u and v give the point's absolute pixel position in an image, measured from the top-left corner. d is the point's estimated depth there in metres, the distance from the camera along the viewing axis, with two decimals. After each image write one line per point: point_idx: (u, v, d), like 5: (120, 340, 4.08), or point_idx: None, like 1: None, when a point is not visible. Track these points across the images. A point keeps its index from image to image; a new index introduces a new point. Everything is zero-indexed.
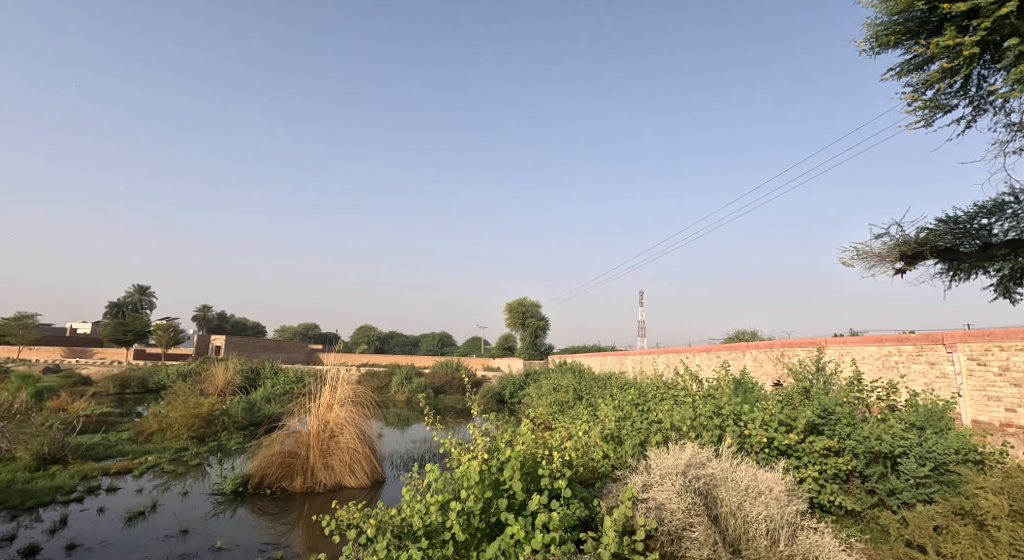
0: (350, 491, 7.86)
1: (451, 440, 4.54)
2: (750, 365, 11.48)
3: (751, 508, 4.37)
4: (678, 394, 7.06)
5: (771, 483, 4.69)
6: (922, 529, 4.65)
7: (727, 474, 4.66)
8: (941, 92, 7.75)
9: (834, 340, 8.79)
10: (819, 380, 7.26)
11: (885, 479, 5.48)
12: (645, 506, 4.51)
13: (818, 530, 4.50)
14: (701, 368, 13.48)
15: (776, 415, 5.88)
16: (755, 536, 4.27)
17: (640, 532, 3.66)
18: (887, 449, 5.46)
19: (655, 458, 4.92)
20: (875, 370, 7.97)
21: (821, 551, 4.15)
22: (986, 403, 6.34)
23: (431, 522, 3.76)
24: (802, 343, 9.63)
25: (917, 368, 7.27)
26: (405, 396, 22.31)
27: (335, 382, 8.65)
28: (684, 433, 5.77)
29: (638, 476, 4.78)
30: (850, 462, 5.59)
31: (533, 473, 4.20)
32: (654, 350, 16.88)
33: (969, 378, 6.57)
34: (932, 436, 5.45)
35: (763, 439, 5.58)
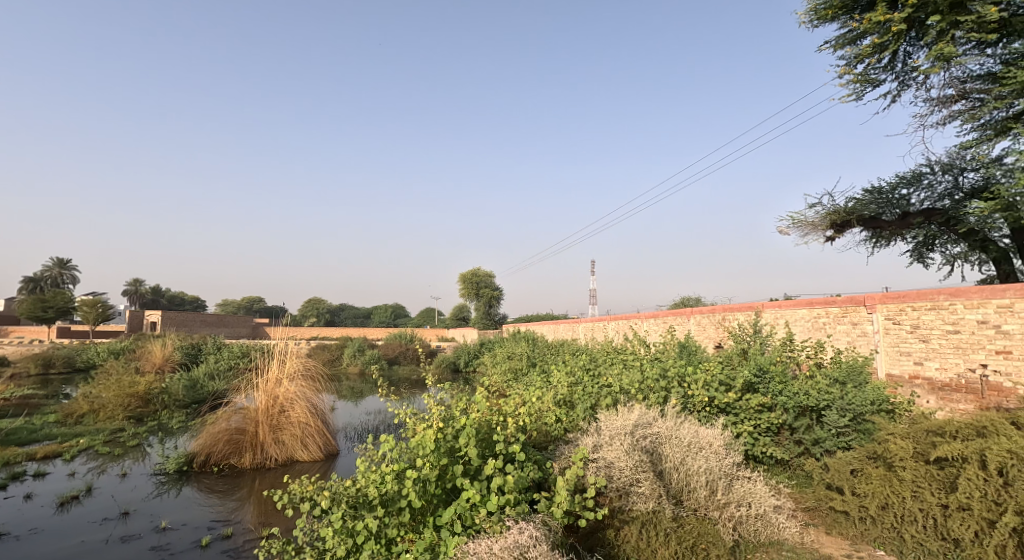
0: (303, 465, 7.80)
1: (406, 411, 4.54)
2: (694, 330, 12.05)
3: (693, 462, 4.67)
4: (628, 359, 7.40)
5: (711, 438, 5.00)
6: (841, 473, 5.12)
7: (672, 432, 4.92)
8: (871, 67, 8.18)
9: (770, 304, 9.37)
10: (756, 341, 7.77)
11: (811, 430, 5.97)
12: (595, 466, 4.72)
13: (752, 479, 4.87)
14: (650, 332, 14.10)
15: (717, 376, 6.28)
16: (695, 487, 4.61)
17: (591, 490, 3.81)
18: (813, 403, 5.91)
19: (605, 420, 5.15)
20: (806, 331, 8.57)
21: (753, 497, 4.55)
22: (898, 358, 6.99)
23: (387, 491, 3.76)
24: (741, 308, 10.23)
25: (841, 328, 7.89)
26: (358, 367, 22.19)
27: (283, 356, 8.49)
28: (633, 396, 6.05)
29: (589, 437, 5.00)
30: (781, 416, 6.05)
31: (488, 439, 4.33)
32: (604, 318, 17.46)
33: (885, 335, 7.18)
34: (852, 389, 5.97)
35: (704, 399, 5.94)
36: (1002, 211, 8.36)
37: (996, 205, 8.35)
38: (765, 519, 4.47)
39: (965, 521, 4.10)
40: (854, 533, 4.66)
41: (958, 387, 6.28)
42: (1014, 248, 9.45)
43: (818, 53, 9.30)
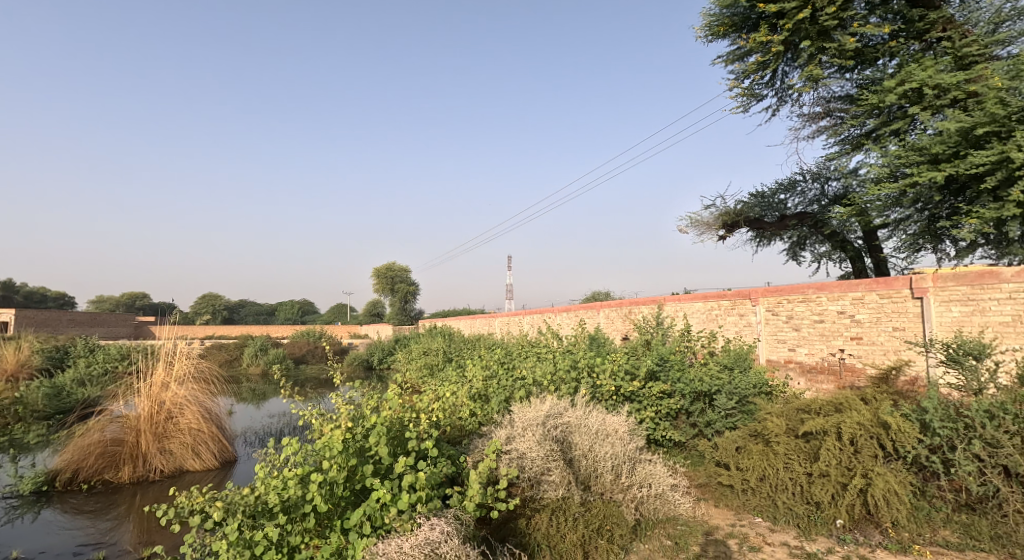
0: (194, 475, 7.26)
1: (311, 412, 4.37)
2: (604, 323, 12.61)
3: (600, 448, 4.89)
4: (541, 352, 7.60)
5: (617, 425, 5.27)
6: (728, 450, 5.64)
7: (582, 421, 5.13)
8: (756, 83, 8.97)
9: (671, 298, 10.03)
10: (658, 333, 8.28)
11: (704, 413, 6.48)
12: (508, 457, 4.81)
13: (653, 461, 5.20)
14: (562, 326, 14.57)
15: (623, 366, 6.63)
16: (602, 472, 4.82)
17: (503, 481, 3.89)
18: (706, 388, 6.41)
19: (518, 412, 5.28)
20: (702, 322, 9.27)
21: (653, 478, 4.86)
22: (776, 345, 7.80)
23: (290, 497, 3.59)
24: (645, 301, 10.85)
25: (731, 319, 8.62)
26: (261, 368, 20.86)
27: (170, 358, 7.73)
28: (545, 388, 6.22)
29: (502, 430, 5.11)
30: (678, 401, 6.51)
31: (400, 437, 4.27)
32: (520, 312, 17.77)
33: (766, 325, 7.97)
34: (738, 375, 6.56)
35: (611, 388, 6.25)
36: (854, 215, 9.90)
37: (851, 212, 9.88)
38: (663, 498, 4.80)
39: (826, 486, 4.72)
40: (738, 504, 5.14)
41: (823, 369, 7.13)
42: (865, 248, 10.88)
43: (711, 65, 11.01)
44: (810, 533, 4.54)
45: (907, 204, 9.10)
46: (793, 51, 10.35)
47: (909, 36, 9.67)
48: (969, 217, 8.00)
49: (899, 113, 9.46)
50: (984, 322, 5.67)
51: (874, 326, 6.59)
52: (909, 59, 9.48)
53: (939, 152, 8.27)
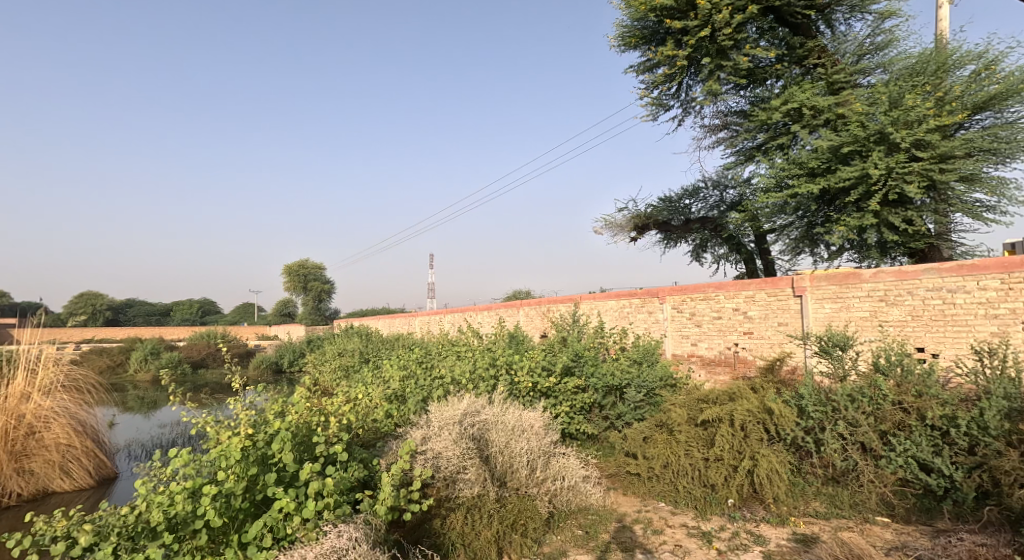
0: (61, 497, 6.51)
1: (205, 419, 4.03)
2: (523, 321, 12.77)
3: (516, 444, 4.90)
4: (461, 350, 7.54)
5: (533, 421, 5.32)
6: (635, 441, 5.93)
7: (498, 418, 5.13)
8: (664, 93, 9.46)
9: (587, 296, 10.35)
10: (574, 330, 8.50)
11: (615, 406, 6.74)
12: (423, 457, 4.73)
13: (567, 454, 5.32)
14: (482, 325, 14.59)
15: (540, 362, 6.72)
16: (518, 468, 4.81)
17: (418, 482, 3.78)
18: (617, 382, 6.68)
19: (435, 411, 5.20)
20: (615, 319, 9.66)
21: (567, 471, 4.96)
22: (681, 340, 8.29)
23: (178, 513, 3.27)
24: (562, 300, 11.11)
25: (642, 316, 9.04)
26: (152, 374, 19.00)
27: (33, 366, 6.69)
28: (462, 387, 6.16)
29: (418, 430, 5.01)
30: (591, 395, 6.72)
31: (307, 442, 4.04)
32: (440, 311, 17.57)
33: (672, 321, 8.45)
34: (646, 369, 6.89)
35: (528, 384, 6.31)
36: (748, 220, 10.77)
37: (744, 217, 10.71)
38: (575, 489, 4.92)
39: (720, 469, 5.09)
40: (644, 490, 5.41)
41: (721, 361, 7.67)
42: (757, 251, 11.89)
43: (623, 74, 11.47)
44: (706, 514, 4.84)
45: (790, 212, 10.01)
46: (696, 66, 11.07)
47: (790, 61, 10.69)
48: (838, 225, 9.04)
49: (784, 129, 10.39)
50: (849, 317, 6.38)
51: (764, 321, 7.17)
52: (791, 82, 10.47)
53: (816, 166, 9.25)
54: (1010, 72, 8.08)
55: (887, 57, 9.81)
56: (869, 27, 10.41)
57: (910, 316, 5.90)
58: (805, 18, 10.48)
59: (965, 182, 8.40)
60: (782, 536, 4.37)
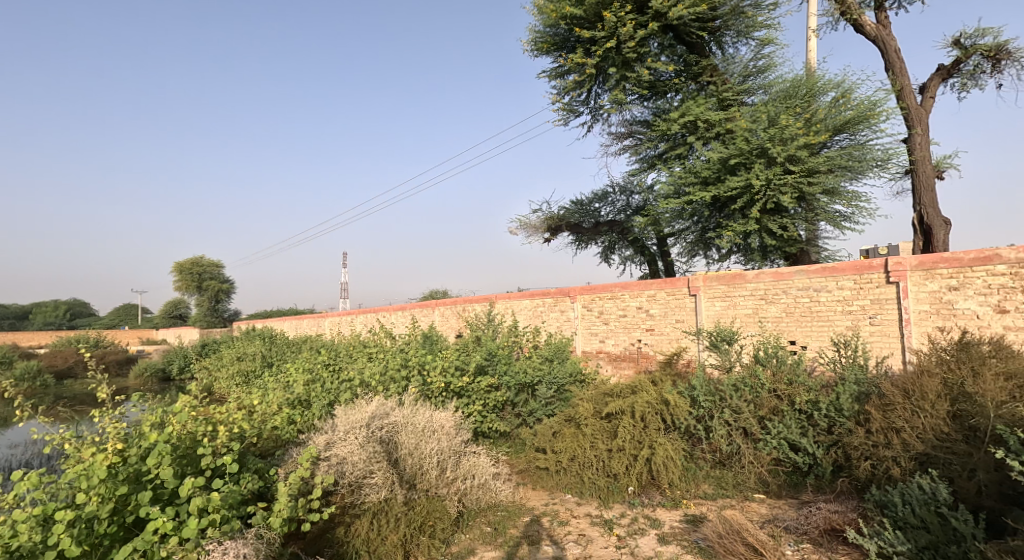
0: None
1: (66, 436, 3.66)
2: (438, 321, 12.71)
3: (426, 445, 4.89)
4: (373, 352, 7.39)
5: (444, 421, 5.35)
6: (545, 436, 6.16)
7: (408, 419, 5.09)
8: (574, 100, 9.84)
9: (501, 296, 10.53)
10: (489, 329, 8.62)
11: (528, 402, 6.94)
12: (327, 463, 4.62)
13: (478, 453, 5.41)
14: (396, 325, 14.32)
15: (453, 362, 6.75)
16: (427, 469, 4.81)
17: (316, 490, 3.68)
18: (529, 380, 6.89)
19: (341, 415, 5.08)
20: (529, 318, 9.93)
21: (477, 469, 5.05)
22: (590, 337, 8.72)
23: (27, 544, 2.92)
24: (478, 299, 11.21)
25: (554, 315, 9.38)
26: (8, 387, 16.66)
27: None
28: (374, 389, 6.04)
29: (321, 436, 4.87)
30: (504, 393, 6.86)
31: (191, 455, 3.79)
32: (351, 311, 17.03)
33: (582, 320, 8.85)
34: (556, 366, 7.16)
35: (441, 384, 6.31)
36: (651, 224, 11.44)
37: (647, 221, 11.41)
38: (485, 487, 5.02)
39: (622, 459, 5.42)
40: (552, 484, 5.64)
41: (625, 357, 8.15)
42: (659, 253, 12.69)
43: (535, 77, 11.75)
44: (609, 502, 5.15)
45: (686, 217, 10.82)
46: (604, 76, 11.62)
47: (687, 77, 11.51)
48: (726, 230, 9.87)
49: (681, 140, 11.19)
50: (735, 314, 7.05)
51: (664, 318, 7.72)
52: (688, 96, 11.29)
53: (708, 176, 10.07)
54: (861, 100, 9.30)
55: (766, 80, 10.86)
56: (753, 52, 11.48)
57: (784, 313, 6.63)
58: (699, 38, 11.34)
59: (828, 194, 9.54)
60: (674, 518, 4.75)
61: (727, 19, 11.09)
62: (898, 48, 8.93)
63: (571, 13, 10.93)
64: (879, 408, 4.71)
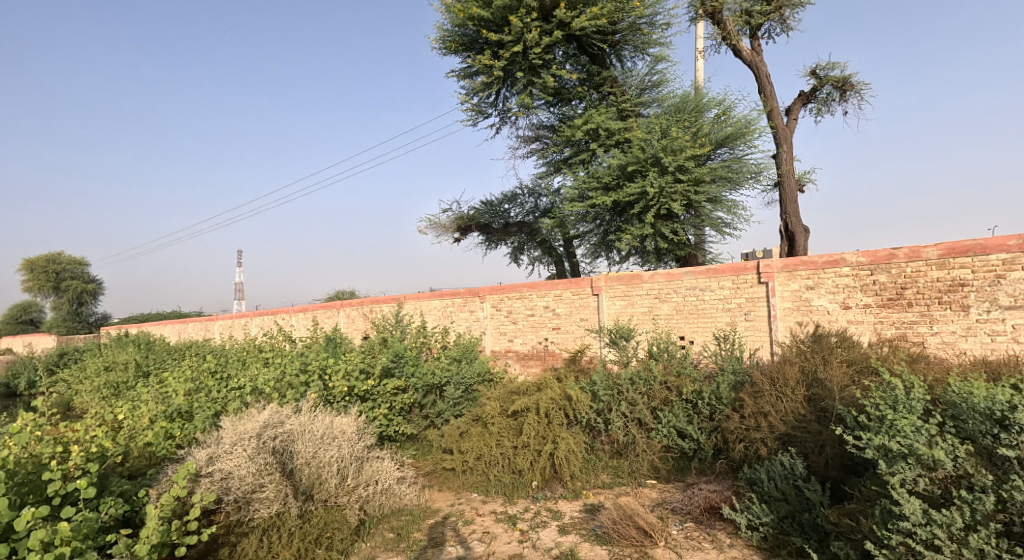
0: None
1: None
2: (342, 323, 12.26)
3: (325, 453, 4.73)
4: (270, 356, 6.98)
5: (345, 426, 5.18)
6: (452, 436, 6.19)
7: (305, 427, 4.87)
8: (483, 101, 9.94)
9: (411, 296, 10.42)
10: (396, 331, 8.48)
11: (436, 404, 6.93)
12: (210, 480, 4.40)
13: (382, 458, 5.31)
14: (296, 328, 13.60)
15: (357, 365, 6.55)
16: (326, 478, 4.66)
17: (193, 510, 3.40)
18: (437, 381, 6.88)
19: (228, 426, 4.78)
20: (439, 318, 9.94)
21: (380, 475, 4.97)
22: (499, 337, 8.89)
23: None
24: (385, 300, 10.96)
25: (463, 315, 9.45)
26: None
27: None
28: (270, 397, 5.72)
29: (203, 451, 4.61)
30: (412, 395, 6.79)
31: (36, 483, 3.34)
32: (245, 314, 15.92)
33: (492, 319, 8.99)
34: (464, 366, 7.22)
35: (343, 389, 6.10)
36: (557, 226, 11.98)
37: (554, 223, 11.84)
38: (388, 493, 4.95)
39: (527, 455, 5.59)
40: (458, 483, 5.68)
41: (533, 355, 8.41)
42: (565, 254, 13.17)
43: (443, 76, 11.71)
44: (513, 498, 5.29)
45: (590, 220, 11.37)
46: (511, 79, 11.85)
47: (590, 86, 12.03)
48: (625, 234, 10.45)
49: (585, 146, 11.68)
50: (633, 312, 7.51)
51: (569, 317, 8.05)
52: (591, 105, 11.82)
53: (609, 181, 10.63)
54: (739, 118, 10.27)
55: (659, 94, 11.61)
56: (648, 67, 12.26)
57: (674, 311, 7.18)
58: (601, 50, 11.91)
59: (713, 202, 10.44)
60: (574, 508, 4.98)
61: (625, 34, 11.73)
62: (769, 74, 10.00)
63: (479, 14, 11.05)
64: (751, 394, 5.26)
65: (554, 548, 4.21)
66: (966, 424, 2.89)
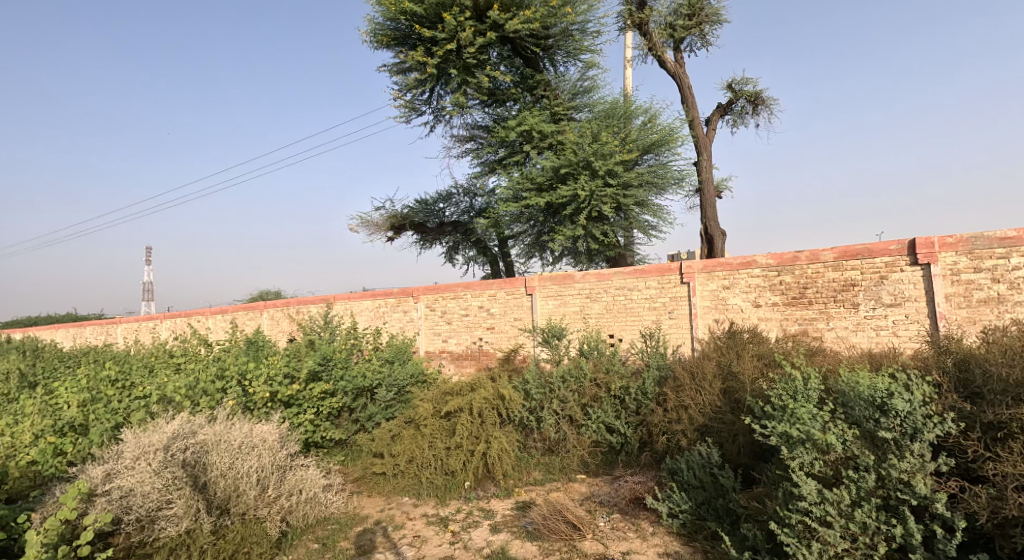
0: None
1: None
2: (266, 324, 11.68)
3: (242, 464, 4.46)
4: (184, 362, 6.53)
5: (266, 434, 4.93)
6: (383, 440, 6.07)
7: (221, 437, 4.57)
8: (416, 98, 9.82)
9: (341, 296, 10.13)
10: (325, 332, 8.19)
11: (366, 407, 6.77)
12: (106, 499, 4.03)
13: (307, 466, 5.12)
14: (214, 331, 12.80)
15: (281, 369, 6.26)
16: (244, 490, 4.40)
17: (84, 532, 3.10)
18: (368, 383, 6.72)
19: (131, 439, 4.45)
20: (371, 319, 9.75)
21: (305, 483, 4.79)
22: (433, 338, 8.83)
23: None
24: (313, 300, 10.56)
25: (396, 315, 9.31)
26: None
27: None
28: (182, 406, 5.35)
29: (98, 468, 4.25)
30: (341, 399, 6.59)
31: None
32: (156, 316, 14.78)
33: (426, 320, 8.91)
34: (396, 367, 7.11)
35: (265, 394, 5.81)
36: (492, 226, 11.99)
37: (488, 223, 11.91)
38: (313, 501, 4.78)
39: (459, 456, 5.59)
40: (388, 488, 5.59)
41: (467, 356, 8.41)
42: (500, 254, 13.25)
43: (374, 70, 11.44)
44: (445, 500, 5.26)
45: (524, 221, 11.52)
46: (445, 78, 11.78)
47: (523, 88, 12.18)
48: (558, 235, 10.68)
49: (519, 147, 11.81)
50: (565, 311, 7.70)
51: (502, 317, 8.12)
52: (525, 107, 11.96)
53: (543, 183, 10.82)
54: (663, 126, 10.76)
55: (591, 99, 11.92)
56: (580, 72, 12.57)
57: (604, 310, 7.42)
58: (535, 54, 12.08)
59: (640, 205, 10.89)
60: (505, 506, 5.04)
61: (558, 39, 11.96)
62: (691, 85, 10.56)
63: (412, 9, 10.90)
64: (673, 389, 5.54)
65: (485, 548, 4.24)
66: (852, 410, 3.18)
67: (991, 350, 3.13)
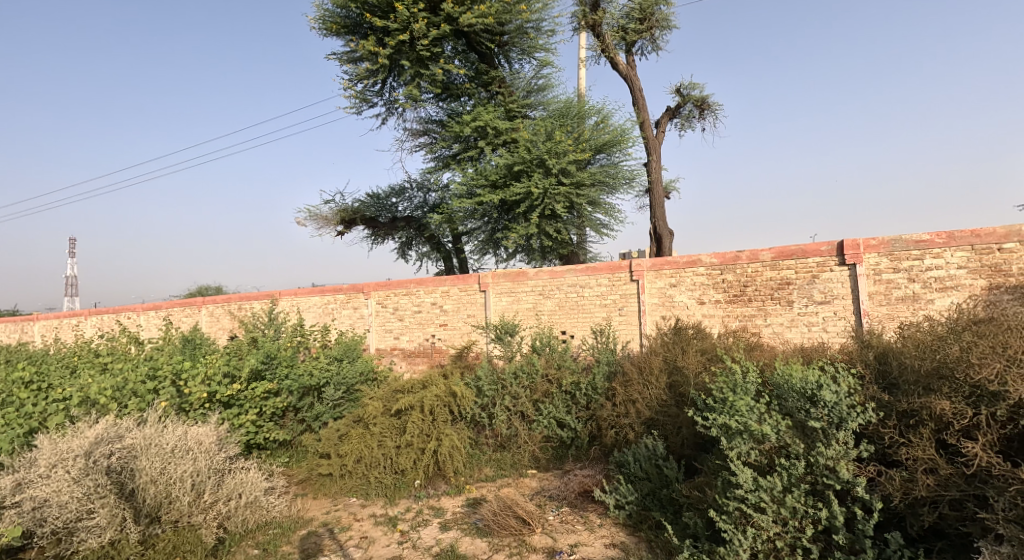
0: None
1: None
2: (205, 322, 11.15)
3: (176, 469, 4.19)
4: (112, 361, 6.13)
5: (202, 437, 4.68)
6: (330, 440, 5.91)
7: (152, 441, 4.29)
8: (367, 89, 9.58)
9: (287, 292, 9.81)
10: (269, 329, 7.90)
11: (312, 407, 6.57)
12: (16, 511, 3.79)
13: (247, 468, 4.90)
14: (147, 328, 12.10)
15: (221, 368, 5.97)
16: (177, 496, 4.16)
17: None
18: (315, 382, 6.53)
19: (49, 445, 4.15)
20: (318, 316, 9.49)
21: (245, 486, 4.56)
22: (384, 335, 8.69)
23: None
24: (257, 297, 10.17)
25: (346, 312, 9.09)
26: None
27: None
28: (108, 409, 5.02)
29: (10, 477, 3.95)
30: (285, 399, 6.35)
31: None
32: (80, 312, 13.83)
33: (377, 316, 8.74)
34: (345, 365, 6.95)
35: (203, 395, 5.53)
36: (445, 222, 11.72)
37: (442, 219, 11.61)
38: (254, 504, 4.59)
39: (409, 454, 5.53)
40: (335, 489, 5.46)
41: (420, 353, 8.34)
42: (453, 251, 13.12)
43: None
44: (395, 499, 5.19)
45: (478, 217, 11.48)
46: (398, 69, 11.58)
47: (478, 84, 12.09)
48: (511, 232, 10.69)
49: (473, 143, 11.74)
50: (517, 308, 7.72)
51: (455, 313, 8.07)
52: (479, 103, 11.87)
53: (497, 180, 10.80)
54: (615, 126, 10.96)
55: (544, 98, 11.96)
56: (534, 71, 12.61)
57: (556, 307, 7.50)
58: (490, 49, 12.01)
59: (592, 204, 11.04)
60: (455, 503, 5.02)
61: (513, 36, 11.94)
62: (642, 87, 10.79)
63: None
64: (621, 384, 5.65)
65: (434, 547, 4.19)
66: (786, 401, 3.34)
67: (906, 345, 3.36)
